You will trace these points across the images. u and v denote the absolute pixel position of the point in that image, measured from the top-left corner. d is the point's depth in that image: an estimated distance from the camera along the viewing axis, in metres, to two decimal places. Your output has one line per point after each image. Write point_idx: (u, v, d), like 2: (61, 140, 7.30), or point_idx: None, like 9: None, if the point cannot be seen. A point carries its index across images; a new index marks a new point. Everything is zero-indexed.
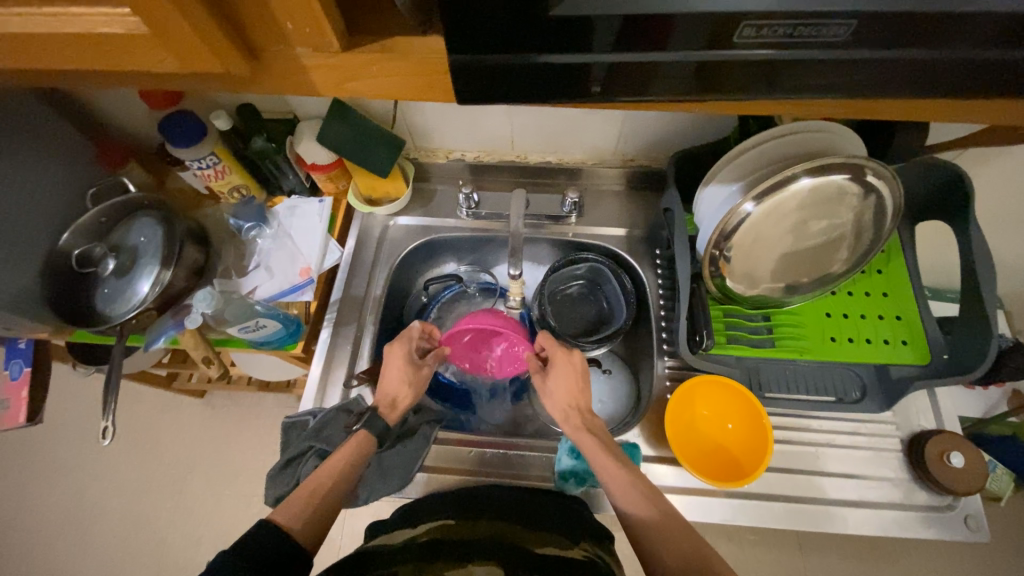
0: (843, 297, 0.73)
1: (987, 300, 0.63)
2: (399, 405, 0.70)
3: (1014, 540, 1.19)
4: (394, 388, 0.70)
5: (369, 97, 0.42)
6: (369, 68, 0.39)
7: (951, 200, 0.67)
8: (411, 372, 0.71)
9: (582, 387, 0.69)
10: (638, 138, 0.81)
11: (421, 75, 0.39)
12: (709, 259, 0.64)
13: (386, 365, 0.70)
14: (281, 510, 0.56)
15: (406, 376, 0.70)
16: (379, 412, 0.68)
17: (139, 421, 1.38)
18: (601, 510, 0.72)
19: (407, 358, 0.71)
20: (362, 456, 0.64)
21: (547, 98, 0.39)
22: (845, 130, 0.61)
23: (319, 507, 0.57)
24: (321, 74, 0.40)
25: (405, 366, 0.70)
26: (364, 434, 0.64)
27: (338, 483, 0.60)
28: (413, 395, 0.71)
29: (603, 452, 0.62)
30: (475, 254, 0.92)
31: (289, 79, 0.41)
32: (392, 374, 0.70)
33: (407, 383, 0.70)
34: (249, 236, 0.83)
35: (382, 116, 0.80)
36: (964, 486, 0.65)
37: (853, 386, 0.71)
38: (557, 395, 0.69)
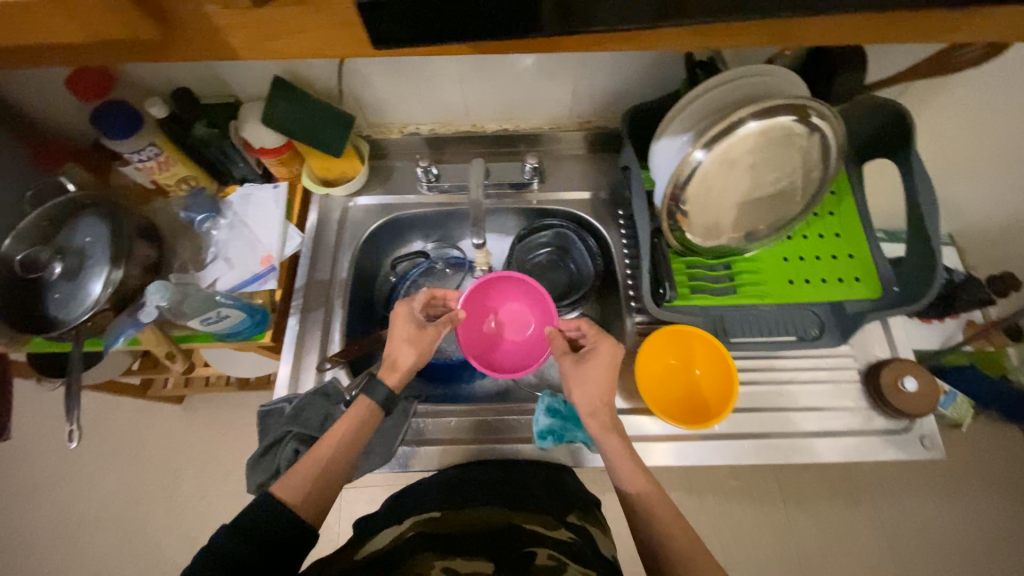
0: (798, 241, 0.76)
1: (930, 230, 0.66)
2: (399, 366, 0.67)
3: (976, 461, 1.27)
4: (396, 347, 0.68)
5: (297, 55, 0.40)
6: (292, 26, 0.38)
7: (894, 134, 0.69)
8: (415, 333, 0.68)
9: (613, 388, 0.65)
10: (592, 98, 0.81)
11: (349, 28, 0.38)
12: (666, 212, 0.66)
13: (393, 328, 0.69)
14: (283, 484, 0.57)
15: (409, 336, 0.68)
16: (379, 374, 0.67)
17: (119, 432, 1.35)
18: (587, 463, 0.73)
19: (410, 317, 0.69)
20: (364, 422, 0.64)
21: (480, 37, 0.39)
22: (788, 73, 0.62)
23: (318, 479, 0.59)
24: (240, 33, 0.39)
25: (409, 325, 0.68)
26: (365, 401, 0.64)
27: (333, 459, 0.60)
28: (414, 357, 0.68)
29: (629, 459, 0.62)
30: (440, 230, 0.90)
31: (208, 42, 0.39)
32: (395, 333, 0.68)
33: (405, 342, 0.68)
34: (204, 229, 0.81)
35: (329, 93, 0.78)
36: (918, 409, 0.69)
37: (812, 324, 0.74)
38: (585, 395, 0.64)
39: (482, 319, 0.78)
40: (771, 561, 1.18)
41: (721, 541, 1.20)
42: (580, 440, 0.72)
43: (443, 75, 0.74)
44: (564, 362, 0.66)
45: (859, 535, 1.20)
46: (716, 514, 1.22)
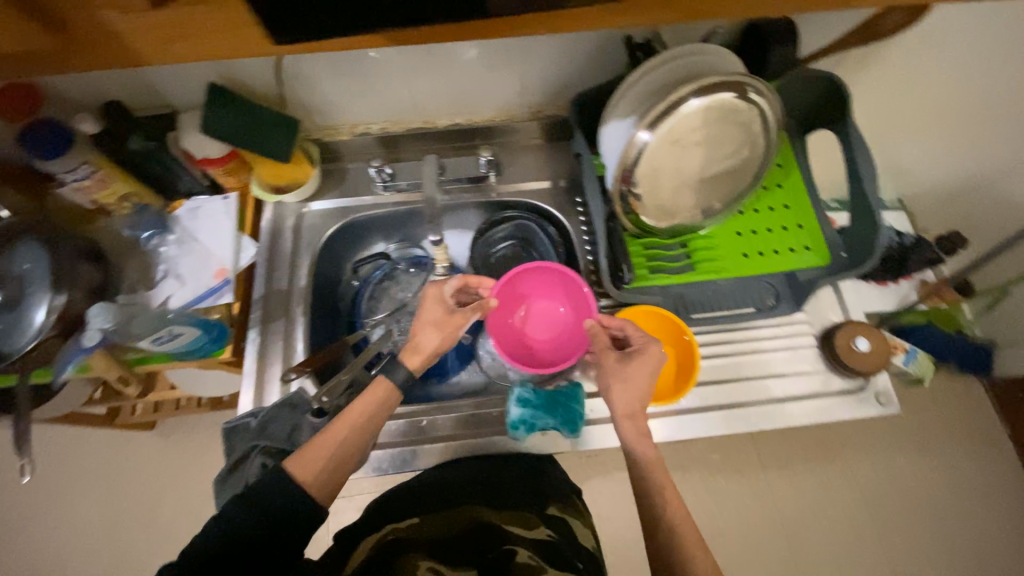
0: (750, 215, 0.78)
1: (869, 194, 0.69)
2: (421, 349, 0.69)
3: (940, 413, 1.33)
4: (422, 329, 0.69)
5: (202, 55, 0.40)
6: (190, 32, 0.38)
7: (833, 103, 0.72)
8: (442, 316, 0.70)
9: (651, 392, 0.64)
10: (541, 87, 0.81)
11: (246, 28, 0.38)
12: (618, 196, 0.67)
13: (422, 309, 0.70)
14: (298, 462, 0.57)
15: (434, 320, 0.69)
16: (400, 354, 0.68)
17: (90, 465, 1.31)
18: (582, 445, 0.74)
19: (440, 301, 0.70)
20: (383, 406, 0.65)
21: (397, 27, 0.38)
22: (724, 52, 0.63)
23: (334, 458, 0.59)
24: (140, 37, 0.38)
25: (438, 308, 0.69)
26: (384, 383, 0.65)
27: (345, 440, 0.60)
28: (436, 342, 0.69)
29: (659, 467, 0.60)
30: (402, 230, 0.89)
31: (110, 49, 0.39)
32: (424, 316, 0.70)
33: (429, 325, 0.69)
34: (152, 246, 0.78)
35: (271, 97, 0.76)
36: (871, 367, 0.72)
37: (769, 295, 0.78)
38: (620, 395, 0.64)
39: (515, 307, 0.79)
40: (756, 526, 1.23)
41: (707, 513, 1.23)
42: (552, 427, 0.72)
43: (389, 72, 0.74)
44: (603, 359, 0.66)
45: (836, 494, 1.25)
46: (700, 488, 1.25)
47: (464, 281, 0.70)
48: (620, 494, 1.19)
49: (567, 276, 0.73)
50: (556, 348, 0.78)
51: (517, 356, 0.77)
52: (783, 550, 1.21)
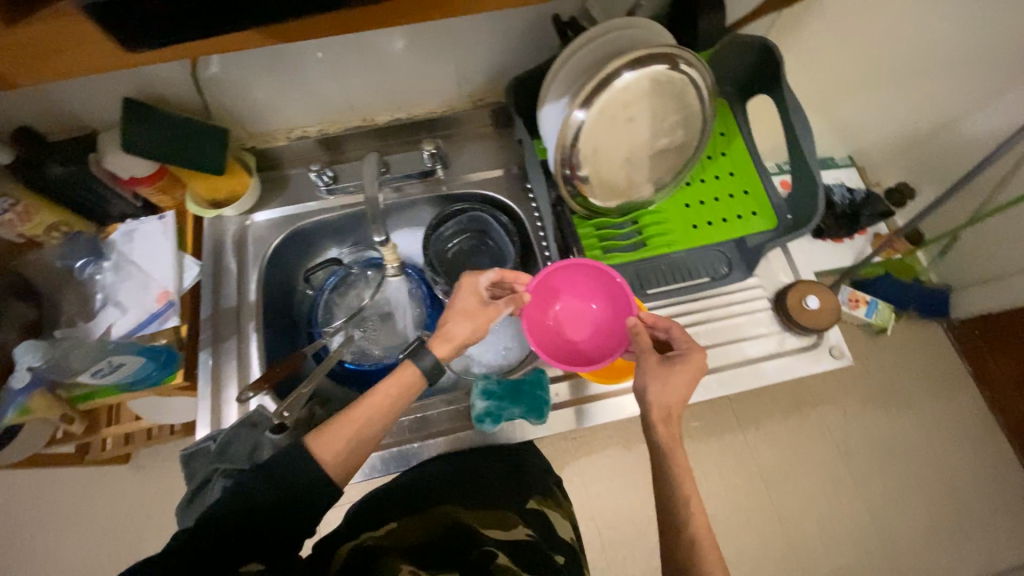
0: (696, 186, 0.78)
1: (807, 156, 0.70)
2: (452, 339, 0.66)
3: (905, 358, 1.38)
4: (453, 318, 0.67)
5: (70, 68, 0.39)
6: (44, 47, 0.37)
7: (766, 69, 0.73)
8: (475, 307, 0.68)
9: (688, 396, 0.63)
10: (478, 74, 0.79)
11: (96, 41, 0.37)
12: (562, 179, 0.67)
13: (456, 299, 0.68)
14: (321, 442, 0.57)
15: (467, 309, 0.67)
16: (431, 344, 0.65)
17: (64, 506, 1.27)
18: (586, 422, 0.75)
19: (475, 290, 0.68)
20: (406, 390, 0.63)
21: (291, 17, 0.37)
22: (653, 26, 0.63)
23: (354, 441, 0.59)
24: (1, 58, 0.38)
25: (472, 298, 0.68)
26: (412, 369, 0.64)
27: (366, 423, 0.60)
28: (469, 330, 0.67)
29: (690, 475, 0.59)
30: (353, 234, 0.87)
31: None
32: (458, 306, 0.68)
33: (462, 314, 0.67)
34: (87, 275, 0.75)
35: (196, 107, 0.73)
36: (821, 322, 0.74)
37: (721, 263, 0.77)
38: (661, 398, 0.62)
39: (548, 303, 0.73)
40: (739, 487, 1.26)
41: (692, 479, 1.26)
42: (518, 416, 0.72)
43: (317, 71, 0.71)
44: (646, 359, 0.64)
45: (812, 447, 1.29)
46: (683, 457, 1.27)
47: (500, 276, 0.69)
48: (606, 471, 1.21)
49: (607, 272, 0.69)
50: (591, 348, 0.74)
51: (553, 354, 0.72)
52: (767, 507, 1.24)
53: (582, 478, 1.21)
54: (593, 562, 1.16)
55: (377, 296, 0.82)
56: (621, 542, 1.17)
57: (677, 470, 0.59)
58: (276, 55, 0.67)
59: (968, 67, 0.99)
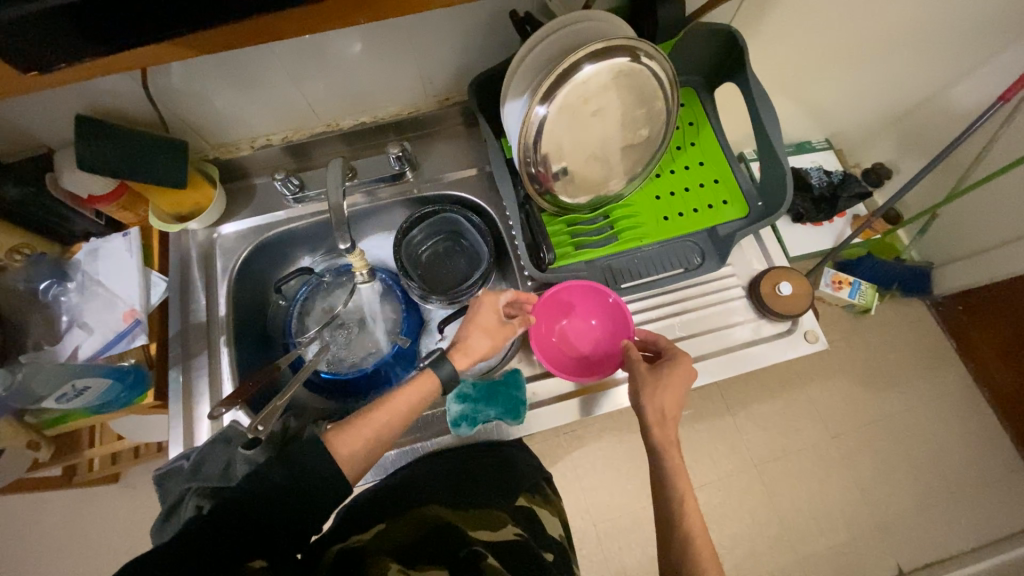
0: (666, 177, 0.78)
1: (774, 143, 0.70)
2: (469, 353, 0.68)
3: (889, 337, 1.39)
4: (473, 334, 0.68)
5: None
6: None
7: (733, 56, 0.73)
8: (495, 325, 0.70)
9: (683, 398, 0.63)
10: (442, 74, 0.78)
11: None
12: (528, 176, 0.66)
13: (476, 312, 0.70)
14: (343, 437, 0.60)
15: (488, 326, 0.69)
16: (449, 354, 0.67)
17: (54, 528, 1.25)
18: (594, 413, 0.74)
19: (495, 309, 0.70)
20: (424, 397, 0.65)
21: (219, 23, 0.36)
22: (613, 18, 0.62)
23: (370, 442, 0.62)
24: None
25: (492, 316, 0.70)
26: (431, 377, 0.66)
27: (384, 427, 0.63)
28: (487, 347, 0.69)
29: (685, 477, 0.59)
30: (325, 241, 0.86)
31: None
32: (478, 323, 0.69)
33: (482, 331, 0.69)
34: (51, 297, 0.74)
35: (152, 120, 0.71)
36: (795, 308, 0.74)
37: (694, 254, 0.76)
38: (654, 401, 0.62)
39: (556, 317, 0.76)
40: (732, 472, 1.26)
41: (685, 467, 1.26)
42: (494, 418, 0.72)
43: (275, 78, 0.70)
44: (637, 365, 0.65)
45: (801, 429, 1.30)
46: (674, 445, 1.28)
47: (517, 296, 0.71)
48: (598, 464, 1.21)
49: (605, 291, 0.72)
50: (589, 366, 0.74)
51: (556, 365, 0.73)
52: (760, 491, 1.25)
53: (575, 472, 1.22)
54: (590, 555, 1.16)
55: (350, 302, 0.82)
56: (617, 533, 1.18)
57: (673, 472, 0.59)
58: (229, 64, 0.65)
59: (933, 44, 0.99)
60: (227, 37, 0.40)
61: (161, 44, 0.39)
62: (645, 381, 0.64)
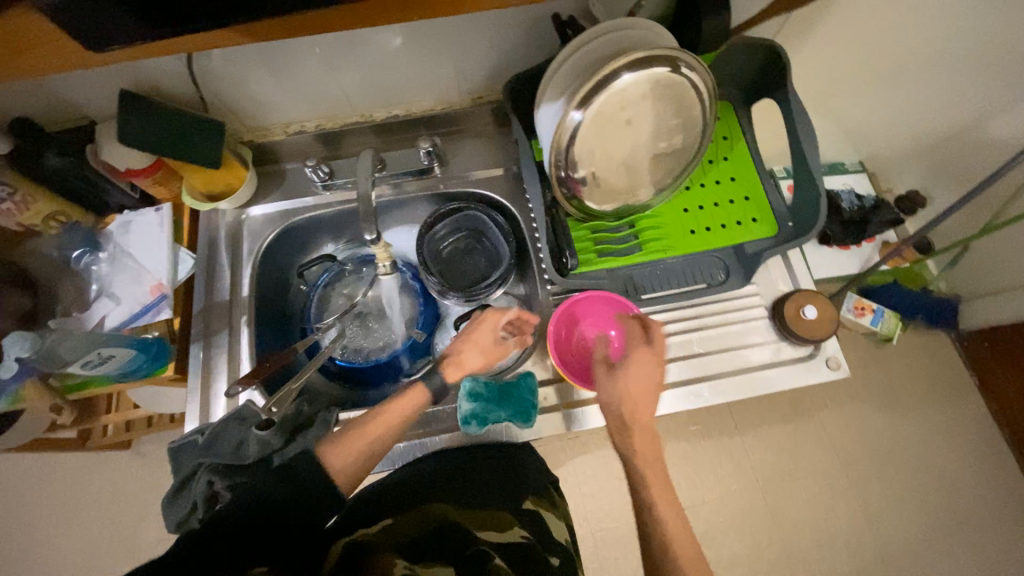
0: (696, 190, 0.77)
1: (810, 161, 0.69)
2: (462, 366, 0.72)
3: (910, 368, 1.35)
4: (468, 351, 0.72)
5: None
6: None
7: (773, 71, 0.71)
8: (491, 344, 0.73)
9: (646, 398, 0.63)
10: (478, 72, 0.78)
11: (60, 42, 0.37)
12: (557, 180, 0.66)
13: (476, 329, 0.73)
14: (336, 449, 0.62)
15: (484, 344, 0.72)
16: (443, 367, 0.71)
17: (68, 489, 1.29)
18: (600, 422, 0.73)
19: (495, 329, 0.73)
20: (415, 410, 0.68)
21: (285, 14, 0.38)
22: (654, 25, 0.62)
23: (365, 453, 0.63)
24: None
25: (490, 335, 0.73)
26: (421, 392, 0.69)
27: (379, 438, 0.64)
28: (480, 364, 0.73)
29: (658, 480, 0.59)
30: (348, 230, 0.87)
31: None
32: (475, 339, 0.72)
33: (478, 349, 0.72)
34: (83, 265, 0.76)
35: (192, 100, 0.73)
36: (819, 333, 0.73)
37: (718, 270, 0.76)
38: (613, 408, 0.64)
39: (573, 322, 0.75)
40: (736, 491, 1.24)
41: (689, 482, 1.25)
42: (504, 419, 0.72)
43: (312, 65, 0.70)
44: (596, 374, 0.67)
45: (811, 455, 1.27)
46: (678, 460, 1.26)
47: (519, 316, 0.74)
48: (600, 472, 1.20)
49: (628, 305, 0.72)
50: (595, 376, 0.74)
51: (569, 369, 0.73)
52: (763, 514, 1.23)
53: (577, 480, 1.20)
54: (585, 562, 1.15)
55: (370, 293, 0.82)
56: (613, 541, 1.17)
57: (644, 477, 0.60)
58: (270, 51, 0.67)
59: None
60: (287, 28, 0.40)
61: (216, 32, 0.39)
62: (604, 388, 0.66)
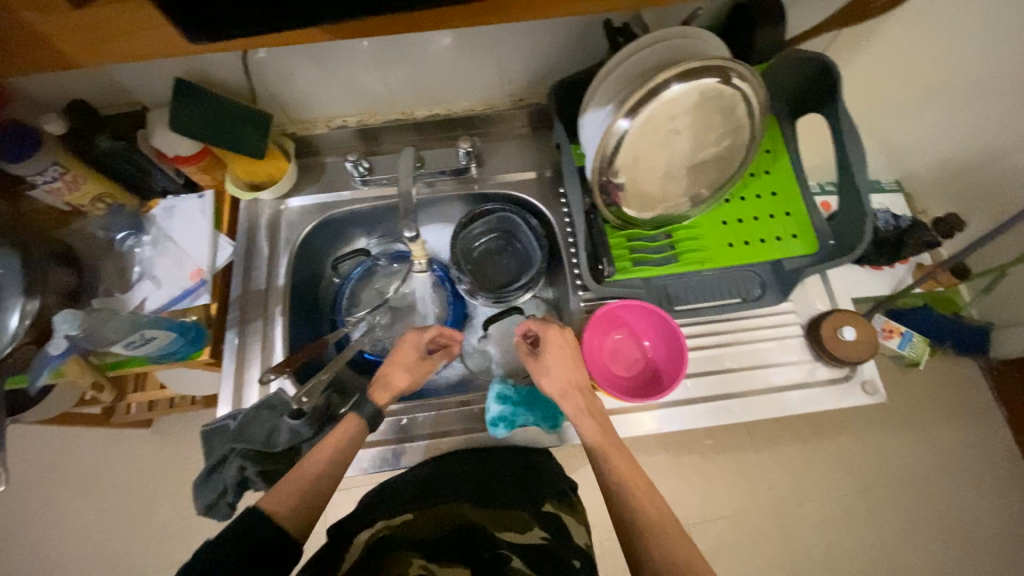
0: (736, 203, 0.76)
1: (857, 179, 0.67)
2: (391, 387, 0.68)
3: (937, 396, 1.31)
4: (393, 372, 0.69)
5: (74, 56, 0.40)
6: (48, 33, 0.38)
7: (823, 85, 0.70)
8: (415, 360, 0.70)
9: (577, 366, 0.68)
10: (521, 75, 0.78)
11: (153, 29, 0.38)
12: (598, 187, 0.65)
13: (397, 350, 0.71)
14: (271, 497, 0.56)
15: (408, 362, 0.70)
16: (370, 393, 0.66)
17: (89, 463, 1.32)
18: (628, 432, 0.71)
19: (416, 346, 0.71)
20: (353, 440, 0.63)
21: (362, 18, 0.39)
22: (706, 34, 0.61)
23: (309, 487, 0.58)
24: (66, 40, 0.39)
25: (412, 352, 0.70)
26: (353, 419, 0.63)
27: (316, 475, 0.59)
28: (409, 383, 0.69)
29: (606, 435, 0.63)
30: (382, 225, 0.87)
31: (33, 50, 0.39)
32: (397, 358, 0.70)
33: (404, 368, 0.69)
34: (126, 247, 0.77)
35: (241, 90, 0.74)
36: (857, 356, 0.71)
37: (754, 285, 0.74)
38: (551, 382, 0.67)
39: (608, 331, 0.74)
40: (750, 511, 1.22)
41: (702, 498, 1.23)
42: (532, 423, 0.71)
43: (360, 62, 0.71)
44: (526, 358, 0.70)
45: (830, 479, 1.24)
46: (693, 475, 1.24)
47: (441, 331, 0.73)
48: None
49: (665, 317, 0.70)
50: (638, 382, 0.74)
51: (608, 380, 0.72)
52: (777, 534, 1.21)
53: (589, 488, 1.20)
54: None
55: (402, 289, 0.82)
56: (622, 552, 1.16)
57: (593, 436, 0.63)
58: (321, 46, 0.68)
59: None
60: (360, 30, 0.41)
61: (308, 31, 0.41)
62: (536, 366, 0.69)
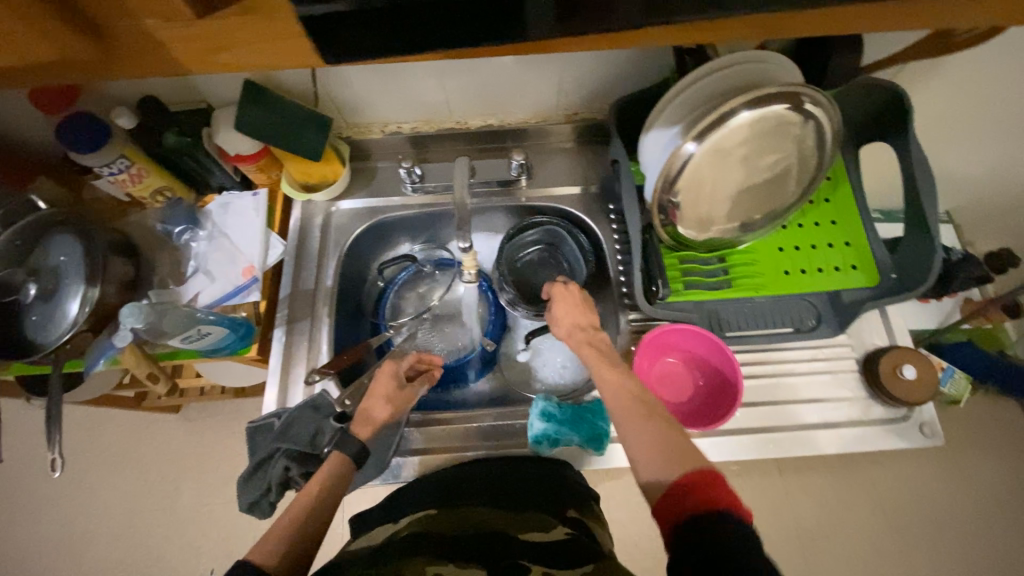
0: (793, 230, 0.74)
1: (926, 213, 0.65)
2: (372, 420, 0.65)
3: (980, 437, 1.26)
4: (371, 404, 0.65)
5: (188, 62, 0.42)
6: (169, 41, 0.40)
7: (891, 115, 0.68)
8: (394, 390, 0.67)
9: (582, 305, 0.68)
10: (579, 90, 0.78)
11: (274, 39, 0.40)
12: (657, 207, 0.64)
13: (374, 381, 0.67)
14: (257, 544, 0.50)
15: (387, 392, 0.66)
16: (351, 428, 0.63)
17: (118, 445, 1.35)
18: None
19: (394, 375, 0.68)
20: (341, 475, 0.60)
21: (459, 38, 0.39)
22: (780, 58, 0.60)
23: (301, 524, 0.53)
24: (186, 47, 0.40)
25: (391, 381, 0.67)
26: (337, 458, 0.60)
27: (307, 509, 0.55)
28: (391, 414, 0.66)
29: (603, 361, 0.62)
30: (428, 231, 0.88)
31: (152, 57, 0.41)
32: (375, 389, 0.66)
33: (384, 399, 0.66)
34: (182, 241, 0.79)
35: (304, 94, 0.76)
36: (917, 396, 0.68)
37: (809, 315, 0.72)
38: (558, 323, 0.69)
39: (660, 355, 0.73)
40: (777, 543, 1.18)
41: None
42: (576, 443, 0.70)
43: (422, 72, 0.72)
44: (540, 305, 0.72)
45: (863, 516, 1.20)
46: None
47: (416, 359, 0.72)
48: None
49: (723, 347, 0.68)
50: (691, 410, 0.72)
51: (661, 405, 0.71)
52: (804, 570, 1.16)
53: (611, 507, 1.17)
54: None
55: None
56: None
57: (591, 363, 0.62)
58: None
59: None
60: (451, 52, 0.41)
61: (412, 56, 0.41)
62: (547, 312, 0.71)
